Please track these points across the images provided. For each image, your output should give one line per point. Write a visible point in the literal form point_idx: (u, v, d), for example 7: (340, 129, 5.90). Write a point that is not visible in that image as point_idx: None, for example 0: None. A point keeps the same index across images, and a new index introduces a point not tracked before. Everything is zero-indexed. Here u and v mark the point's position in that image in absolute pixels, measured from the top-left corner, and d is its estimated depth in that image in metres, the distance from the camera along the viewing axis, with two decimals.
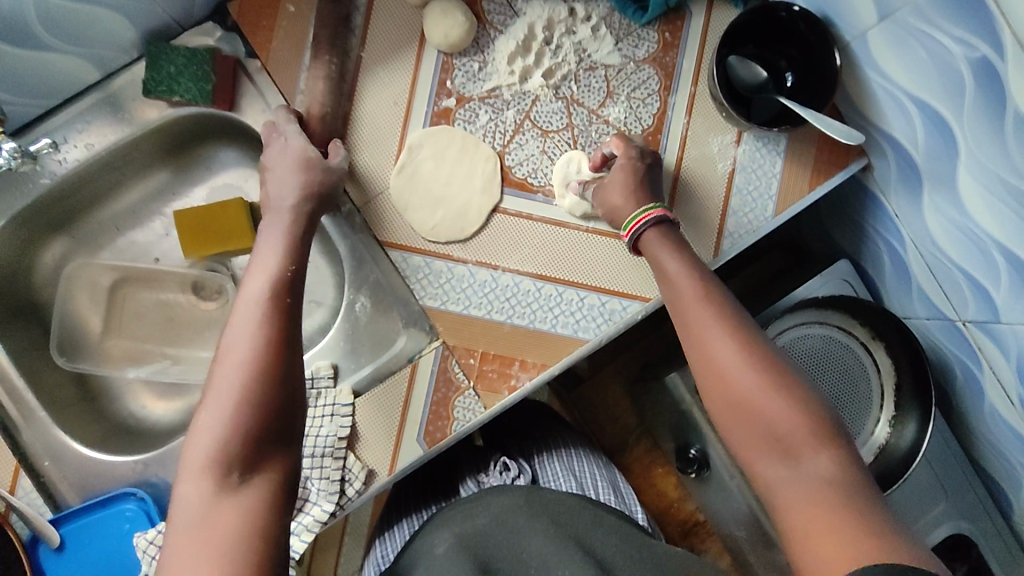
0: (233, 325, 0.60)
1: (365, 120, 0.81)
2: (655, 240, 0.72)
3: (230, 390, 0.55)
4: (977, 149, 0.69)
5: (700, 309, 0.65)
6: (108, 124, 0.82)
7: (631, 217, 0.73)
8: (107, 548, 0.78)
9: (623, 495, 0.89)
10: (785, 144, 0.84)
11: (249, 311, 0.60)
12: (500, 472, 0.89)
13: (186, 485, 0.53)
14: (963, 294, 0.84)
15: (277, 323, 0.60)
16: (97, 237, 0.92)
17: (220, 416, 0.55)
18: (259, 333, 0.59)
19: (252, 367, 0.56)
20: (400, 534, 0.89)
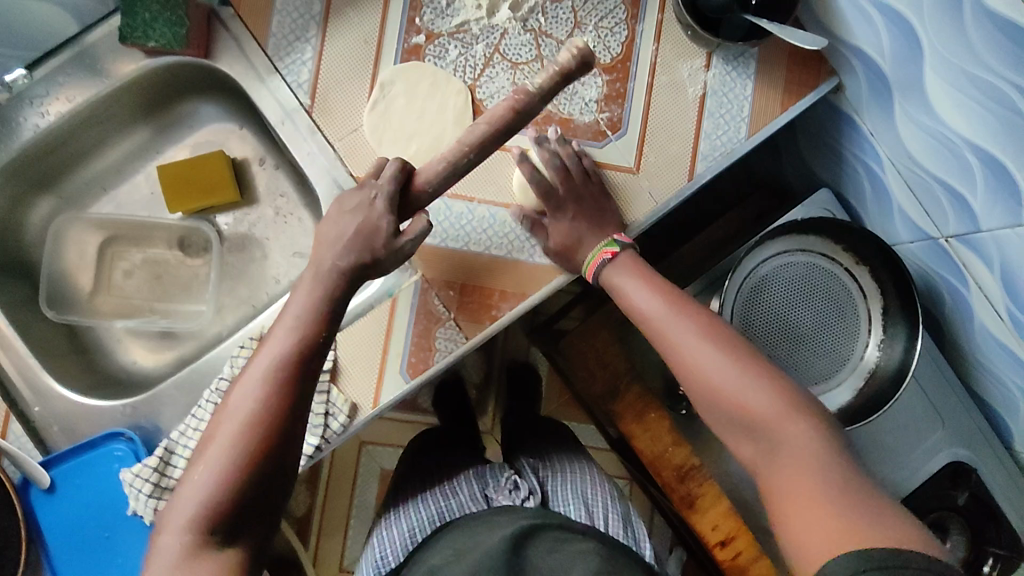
0: (238, 394, 0.62)
1: (335, 58, 0.82)
2: (618, 274, 0.76)
3: (222, 457, 0.59)
4: (941, 47, 0.70)
5: (669, 333, 0.71)
6: (88, 77, 0.84)
7: (587, 259, 0.78)
8: (97, 488, 0.79)
9: (632, 526, 0.89)
10: (754, 66, 0.85)
11: (254, 383, 0.61)
12: (511, 491, 0.90)
13: (165, 537, 0.58)
14: (942, 207, 0.84)
15: (278, 403, 0.61)
16: (84, 196, 0.95)
17: (207, 482, 0.59)
18: (263, 403, 0.60)
19: (245, 445, 0.59)
20: (403, 529, 0.87)
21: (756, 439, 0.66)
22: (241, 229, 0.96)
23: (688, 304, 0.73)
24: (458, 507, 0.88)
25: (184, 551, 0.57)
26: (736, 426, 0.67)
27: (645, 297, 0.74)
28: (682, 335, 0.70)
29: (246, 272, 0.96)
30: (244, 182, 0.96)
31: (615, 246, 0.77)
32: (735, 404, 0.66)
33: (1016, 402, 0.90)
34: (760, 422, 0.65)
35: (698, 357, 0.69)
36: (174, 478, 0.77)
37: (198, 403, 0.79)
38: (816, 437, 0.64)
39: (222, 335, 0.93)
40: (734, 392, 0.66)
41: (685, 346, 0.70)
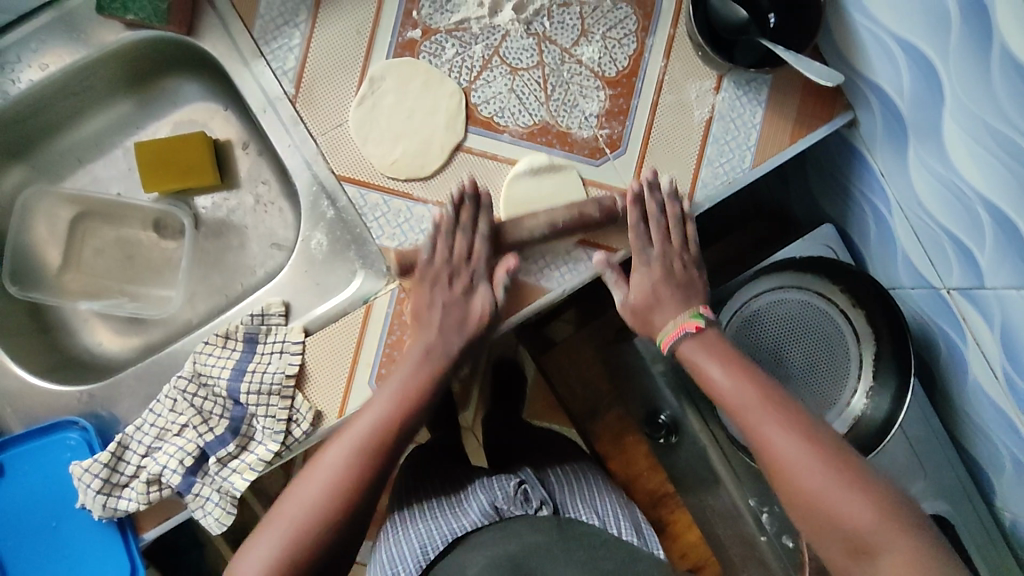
0: (378, 399, 0.72)
1: (324, 48, 0.78)
2: (696, 351, 0.75)
3: (340, 461, 0.69)
4: (963, 95, 0.66)
5: (763, 431, 0.69)
6: (65, 44, 0.79)
7: (667, 330, 0.77)
8: (47, 475, 0.77)
9: (644, 535, 0.86)
10: (767, 93, 0.80)
11: (392, 396, 0.72)
12: (522, 503, 0.81)
13: (288, 502, 0.68)
14: (948, 258, 0.80)
15: (403, 419, 0.72)
16: (58, 167, 0.90)
17: (324, 480, 0.69)
18: (387, 412, 0.71)
19: (365, 456, 0.70)
20: (412, 541, 0.79)
21: (854, 555, 0.65)
22: (220, 215, 0.93)
23: (758, 389, 0.72)
24: (466, 522, 0.79)
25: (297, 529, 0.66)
26: (829, 529, 0.66)
27: (727, 381, 0.73)
28: (782, 440, 0.68)
29: (221, 260, 0.92)
30: (226, 166, 0.92)
31: (700, 319, 0.76)
32: (827, 510, 0.65)
33: (1003, 461, 0.87)
34: (856, 532, 0.64)
35: (796, 459, 0.67)
36: (125, 475, 0.75)
37: (158, 397, 0.77)
38: (870, 504, 0.65)
39: (192, 324, 0.90)
40: (803, 483, 0.66)
41: (771, 433, 0.69)
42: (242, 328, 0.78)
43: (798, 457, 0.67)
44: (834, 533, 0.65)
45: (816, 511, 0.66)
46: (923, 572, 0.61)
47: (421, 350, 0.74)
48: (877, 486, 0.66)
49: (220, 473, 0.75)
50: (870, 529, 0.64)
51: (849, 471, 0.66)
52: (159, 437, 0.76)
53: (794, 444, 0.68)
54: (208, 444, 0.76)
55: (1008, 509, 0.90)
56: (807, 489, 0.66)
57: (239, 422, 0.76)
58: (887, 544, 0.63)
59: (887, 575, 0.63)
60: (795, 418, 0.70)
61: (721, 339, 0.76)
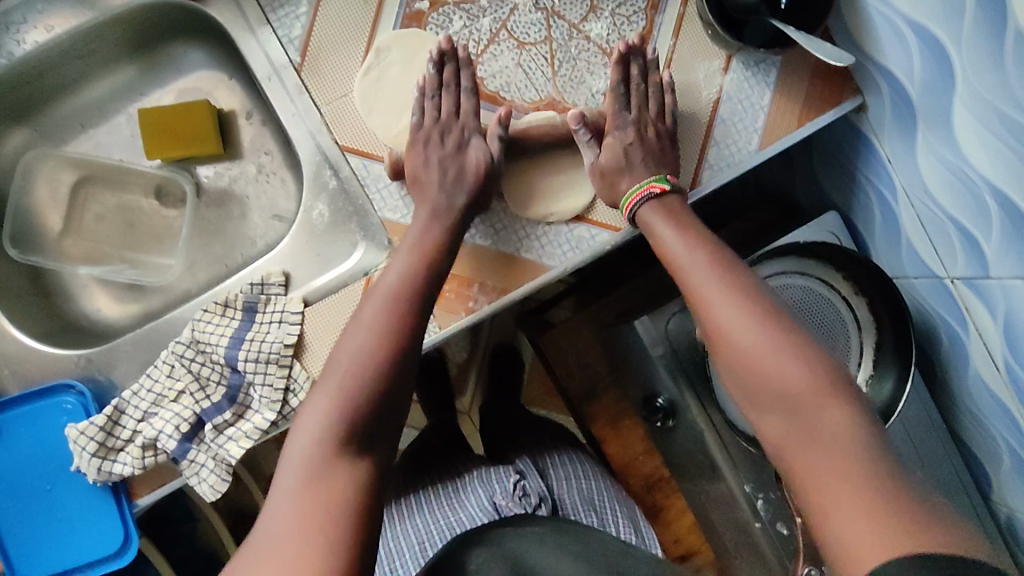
0: (367, 310, 0.66)
1: (330, 16, 0.77)
2: (655, 215, 0.71)
3: (349, 357, 0.62)
4: (975, 80, 0.65)
5: (711, 299, 0.62)
6: (70, 7, 0.79)
7: (633, 188, 0.73)
8: (43, 438, 0.77)
9: (642, 533, 0.87)
10: (776, 75, 0.80)
11: (383, 299, 0.66)
12: (520, 499, 0.80)
13: (297, 441, 0.59)
14: (953, 247, 0.79)
15: (404, 322, 0.65)
16: (61, 131, 0.90)
17: (328, 404, 0.59)
18: (389, 306, 0.65)
19: (379, 339, 0.63)
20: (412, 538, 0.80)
21: (785, 413, 0.57)
22: (221, 184, 0.92)
23: (710, 254, 0.66)
24: (466, 522, 0.79)
25: (318, 462, 0.56)
26: (776, 406, 0.57)
27: (689, 254, 0.67)
28: (721, 300, 0.62)
29: (222, 229, 0.92)
30: (229, 135, 0.92)
31: (666, 183, 0.73)
32: (766, 374, 0.57)
33: (1000, 453, 0.87)
34: (798, 400, 0.56)
35: (738, 328, 0.60)
36: (121, 439, 0.75)
37: (156, 363, 0.77)
38: (845, 411, 0.55)
39: (191, 293, 0.90)
40: (773, 361, 0.57)
41: (711, 290, 0.63)
42: (241, 297, 0.78)
43: (714, 285, 0.63)
44: (749, 384, 0.59)
45: (763, 383, 0.58)
46: (882, 480, 0.51)
47: (414, 252, 0.70)
48: (835, 365, 0.58)
49: (216, 440, 0.75)
50: (795, 383, 0.56)
51: (800, 346, 0.58)
52: (156, 403, 0.76)
53: (735, 310, 0.60)
54: (204, 412, 0.76)
55: (1004, 502, 0.90)
56: (755, 355, 0.58)
57: (236, 390, 0.76)
58: (814, 409, 0.55)
59: (817, 472, 0.53)
60: (741, 283, 0.63)
61: (700, 227, 0.70)
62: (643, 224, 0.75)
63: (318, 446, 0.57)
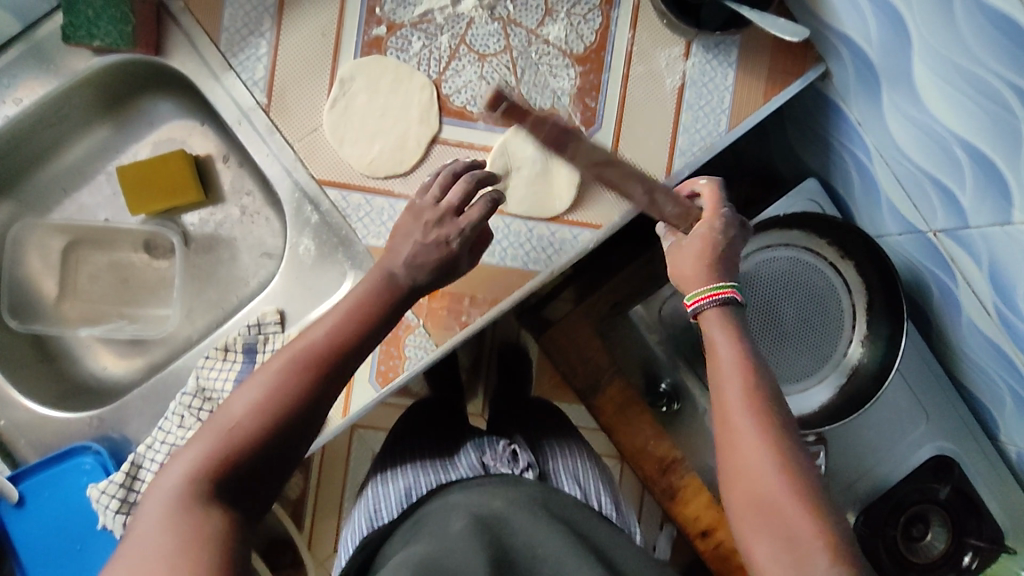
0: (276, 359, 0.56)
1: (291, 54, 0.78)
2: (715, 323, 0.62)
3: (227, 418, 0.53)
4: (930, 37, 0.66)
5: (736, 419, 0.57)
6: (38, 76, 0.80)
7: (703, 288, 0.63)
8: (66, 501, 0.78)
9: (624, 511, 0.84)
10: (737, 54, 0.80)
11: (273, 369, 0.55)
12: (508, 460, 0.79)
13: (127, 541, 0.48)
14: (931, 201, 0.80)
15: (292, 401, 0.54)
16: (43, 199, 0.91)
17: (179, 470, 0.50)
18: (290, 362, 0.56)
19: (232, 441, 0.52)
20: (400, 486, 0.76)
21: (781, 543, 0.52)
22: (208, 230, 0.93)
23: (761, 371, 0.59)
24: (451, 475, 0.76)
25: (182, 508, 0.48)
26: (768, 529, 0.53)
27: (726, 342, 0.60)
28: (756, 438, 0.55)
29: (214, 274, 0.93)
30: (208, 181, 0.93)
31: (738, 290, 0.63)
32: (774, 511, 0.53)
33: (1003, 396, 0.87)
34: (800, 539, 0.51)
35: (755, 448, 0.55)
36: (141, 493, 0.76)
37: (166, 415, 0.78)
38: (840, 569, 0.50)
39: (193, 340, 0.92)
40: (783, 503, 0.53)
41: (731, 394, 0.58)
42: (240, 340, 0.80)
43: (743, 405, 0.57)
44: (761, 517, 0.53)
45: (743, 483, 0.55)
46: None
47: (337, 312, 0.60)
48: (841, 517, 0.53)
49: None
50: (801, 540, 0.51)
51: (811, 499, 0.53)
52: (171, 453, 0.77)
53: (760, 447, 0.55)
54: None
55: (1012, 443, 0.91)
56: (776, 504, 0.53)
57: None
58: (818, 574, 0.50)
59: None
60: (766, 395, 0.58)
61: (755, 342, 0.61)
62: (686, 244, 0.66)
63: (181, 498, 0.48)
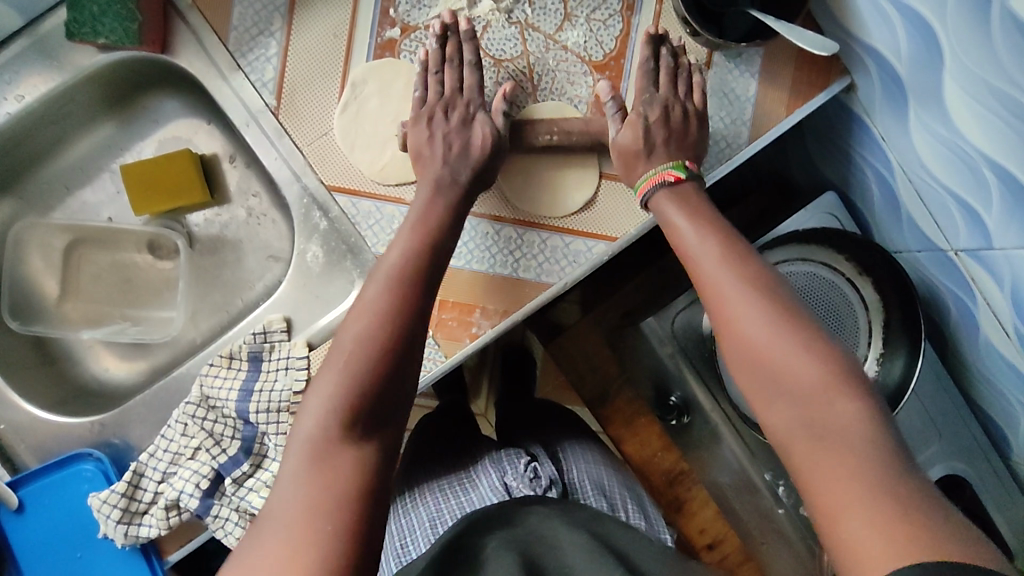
0: (371, 290, 0.62)
1: (302, 54, 0.76)
2: (667, 202, 0.66)
3: (350, 343, 0.57)
4: (963, 55, 0.64)
5: (712, 279, 0.58)
6: (41, 72, 0.78)
7: (644, 176, 0.69)
8: (67, 508, 0.77)
9: (651, 517, 0.82)
10: (760, 65, 0.78)
11: (382, 281, 0.62)
12: (530, 479, 0.74)
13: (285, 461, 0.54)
14: (954, 220, 0.78)
15: (406, 302, 0.61)
16: (46, 197, 0.89)
17: (323, 401, 0.55)
18: (385, 284, 0.62)
19: (372, 356, 0.57)
20: (425, 518, 0.74)
21: (793, 404, 0.51)
22: (213, 231, 0.91)
23: (728, 244, 0.60)
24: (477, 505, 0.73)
25: (320, 452, 0.53)
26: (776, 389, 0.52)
27: (688, 225, 0.63)
28: (737, 295, 0.56)
29: (219, 277, 0.91)
30: (214, 180, 0.91)
31: (683, 170, 0.68)
32: (770, 364, 0.53)
33: (1019, 417, 0.86)
34: (805, 392, 0.51)
35: (742, 308, 0.55)
36: (144, 502, 0.75)
37: (169, 422, 0.77)
38: (855, 407, 0.50)
39: (196, 343, 0.90)
40: (783, 360, 0.52)
41: (727, 284, 0.57)
42: (245, 348, 0.78)
43: (727, 276, 0.57)
44: (762, 373, 0.53)
45: (736, 341, 0.55)
46: (884, 500, 0.44)
47: (415, 223, 0.68)
48: (844, 355, 0.53)
49: (237, 492, 0.75)
50: (817, 391, 0.50)
51: (815, 345, 0.52)
52: (174, 462, 0.75)
53: (760, 315, 0.54)
54: (222, 467, 0.75)
55: None
56: (773, 356, 0.53)
57: (251, 441, 0.76)
58: (828, 405, 0.50)
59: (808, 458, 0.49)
60: (746, 267, 0.58)
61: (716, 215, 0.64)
62: (656, 148, 0.71)
63: (319, 445, 0.53)
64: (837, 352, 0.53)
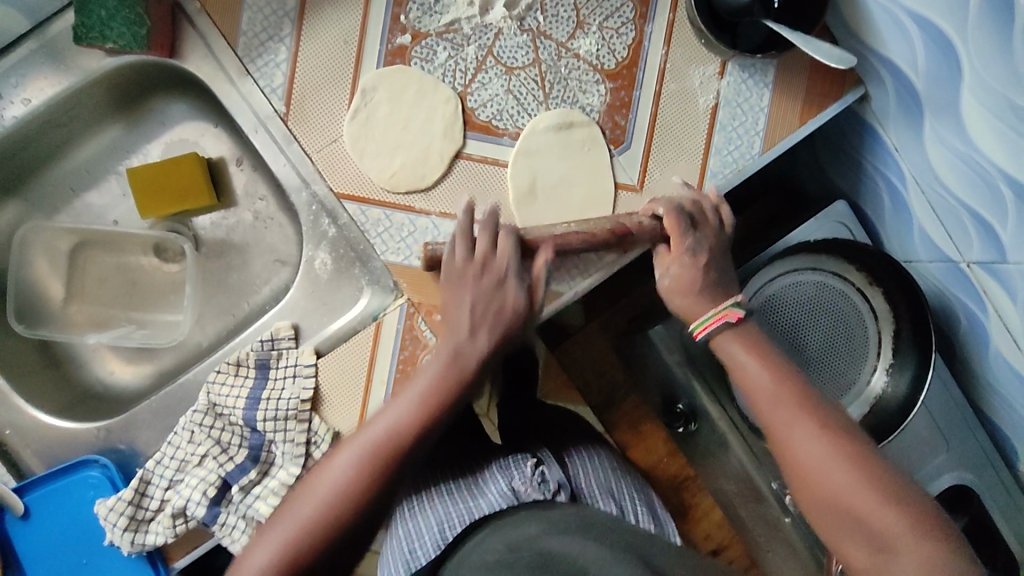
0: (339, 462, 0.62)
1: (312, 61, 0.75)
2: (731, 342, 0.69)
3: (324, 489, 0.61)
4: (983, 71, 0.63)
5: (777, 419, 0.64)
6: (47, 75, 0.77)
7: (709, 314, 0.70)
8: (73, 514, 0.77)
9: (660, 518, 0.83)
10: (773, 74, 0.77)
11: (358, 446, 0.62)
12: (538, 483, 0.75)
13: None
14: (967, 233, 0.78)
15: (398, 447, 0.62)
16: (52, 199, 0.88)
17: (263, 558, 0.58)
18: (364, 464, 0.61)
19: (319, 524, 0.59)
20: (431, 520, 0.74)
21: (864, 536, 0.59)
22: (220, 235, 0.91)
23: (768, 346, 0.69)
24: (482, 506, 0.74)
25: (350, 486, 0.61)
26: (845, 523, 0.60)
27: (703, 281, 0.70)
28: (787, 425, 0.64)
29: (225, 281, 0.91)
30: (221, 184, 0.90)
31: (741, 309, 0.70)
32: (809, 472, 0.62)
33: None
34: (855, 504, 0.59)
35: (789, 423, 0.64)
36: (150, 509, 0.75)
37: (175, 430, 0.77)
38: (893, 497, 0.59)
39: (203, 347, 0.90)
40: (810, 456, 0.62)
41: (793, 424, 0.64)
42: (253, 354, 0.77)
43: (780, 408, 0.65)
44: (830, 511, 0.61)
45: (802, 471, 0.63)
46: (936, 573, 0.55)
47: (421, 390, 0.64)
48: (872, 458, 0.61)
49: (244, 500, 0.74)
50: (886, 531, 0.58)
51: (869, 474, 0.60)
52: (180, 469, 0.75)
53: (816, 445, 0.62)
54: (229, 474, 0.74)
55: None
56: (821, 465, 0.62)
57: (259, 449, 0.75)
58: (871, 502, 0.59)
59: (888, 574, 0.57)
60: (799, 391, 0.66)
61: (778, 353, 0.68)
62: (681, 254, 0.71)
63: (343, 490, 0.60)
64: (864, 448, 0.62)
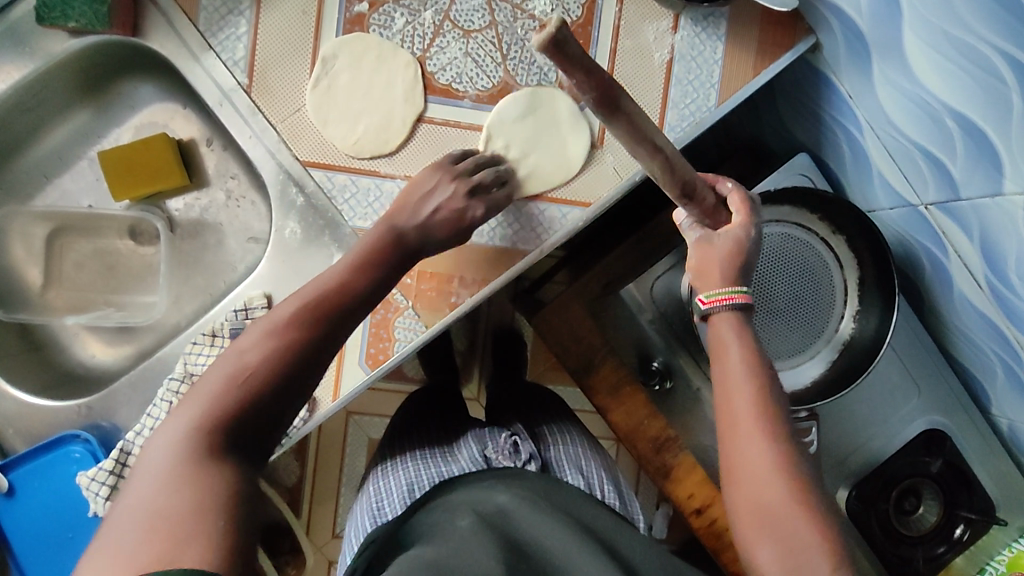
0: (246, 351, 0.53)
1: (272, 33, 0.76)
2: (729, 327, 0.59)
3: (211, 399, 0.50)
4: (920, 4, 0.65)
5: (735, 403, 0.57)
6: (12, 59, 0.78)
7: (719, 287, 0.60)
8: (57, 489, 0.78)
9: (626, 497, 0.83)
10: (725, 27, 0.79)
11: (253, 341, 0.53)
12: (510, 452, 0.76)
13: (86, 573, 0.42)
14: (922, 174, 0.79)
15: (285, 358, 0.53)
16: (26, 185, 0.90)
17: (153, 490, 0.45)
18: (273, 329, 0.54)
19: (228, 397, 0.50)
20: (402, 480, 0.75)
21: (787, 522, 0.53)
22: (193, 215, 0.92)
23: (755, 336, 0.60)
24: (454, 469, 0.75)
25: (184, 463, 0.46)
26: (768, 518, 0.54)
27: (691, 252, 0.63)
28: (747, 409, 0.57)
29: (200, 260, 0.92)
30: (193, 164, 0.91)
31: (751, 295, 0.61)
32: (746, 464, 0.56)
33: (993, 368, 0.87)
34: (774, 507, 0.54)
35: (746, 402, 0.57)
36: None
37: (153, 402, 0.78)
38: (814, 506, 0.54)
39: (181, 326, 0.91)
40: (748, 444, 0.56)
41: (743, 410, 0.57)
42: (227, 325, 0.79)
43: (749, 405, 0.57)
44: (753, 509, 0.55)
45: (742, 464, 0.56)
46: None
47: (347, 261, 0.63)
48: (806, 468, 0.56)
49: None
50: (801, 549, 0.52)
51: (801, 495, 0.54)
52: None
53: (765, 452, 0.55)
54: None
55: (1003, 414, 0.91)
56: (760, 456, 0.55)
57: None
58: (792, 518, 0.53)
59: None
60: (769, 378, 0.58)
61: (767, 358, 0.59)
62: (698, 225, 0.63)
63: (188, 449, 0.47)
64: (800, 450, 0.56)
